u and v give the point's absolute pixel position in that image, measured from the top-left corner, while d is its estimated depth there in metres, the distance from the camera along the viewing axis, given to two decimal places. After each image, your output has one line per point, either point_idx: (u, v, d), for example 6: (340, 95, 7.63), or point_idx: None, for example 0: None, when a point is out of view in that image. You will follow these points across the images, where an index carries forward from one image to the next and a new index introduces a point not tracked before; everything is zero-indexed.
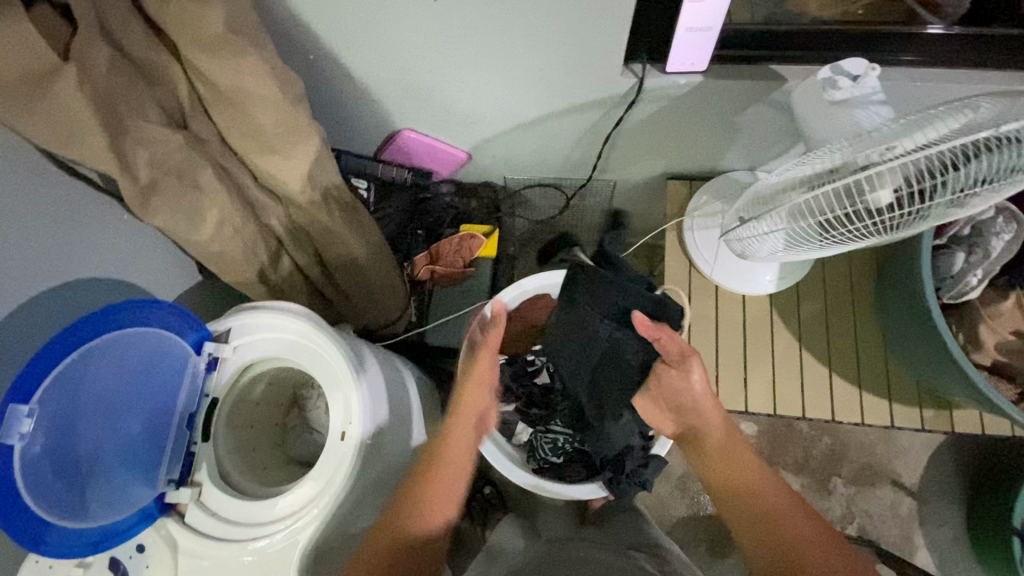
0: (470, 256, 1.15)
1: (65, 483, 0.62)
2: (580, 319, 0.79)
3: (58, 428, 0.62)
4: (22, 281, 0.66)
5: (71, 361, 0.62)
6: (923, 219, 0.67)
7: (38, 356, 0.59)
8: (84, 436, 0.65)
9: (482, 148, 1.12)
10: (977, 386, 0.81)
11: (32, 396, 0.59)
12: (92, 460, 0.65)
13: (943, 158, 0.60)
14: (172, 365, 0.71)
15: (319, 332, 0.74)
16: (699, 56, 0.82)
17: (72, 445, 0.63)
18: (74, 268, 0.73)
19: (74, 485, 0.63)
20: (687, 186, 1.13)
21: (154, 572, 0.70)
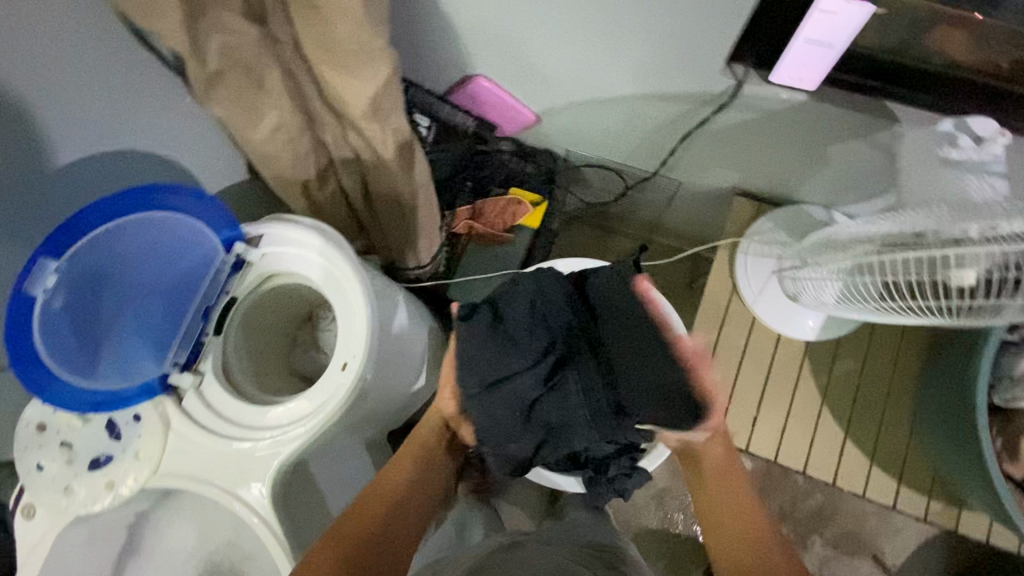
0: (512, 221, 1.14)
1: (79, 342, 0.67)
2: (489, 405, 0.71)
3: (80, 290, 0.67)
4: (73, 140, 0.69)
5: (104, 231, 0.67)
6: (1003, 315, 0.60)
7: (75, 219, 0.65)
8: (106, 305, 0.70)
9: (554, 114, 1.07)
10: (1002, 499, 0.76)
11: (64, 253, 0.64)
12: (110, 327, 0.70)
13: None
14: (200, 258, 0.74)
15: (343, 260, 0.75)
16: (809, 73, 0.74)
17: (94, 310, 0.69)
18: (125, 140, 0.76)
19: (88, 342, 0.68)
20: (753, 207, 1.06)
21: (143, 444, 0.71)
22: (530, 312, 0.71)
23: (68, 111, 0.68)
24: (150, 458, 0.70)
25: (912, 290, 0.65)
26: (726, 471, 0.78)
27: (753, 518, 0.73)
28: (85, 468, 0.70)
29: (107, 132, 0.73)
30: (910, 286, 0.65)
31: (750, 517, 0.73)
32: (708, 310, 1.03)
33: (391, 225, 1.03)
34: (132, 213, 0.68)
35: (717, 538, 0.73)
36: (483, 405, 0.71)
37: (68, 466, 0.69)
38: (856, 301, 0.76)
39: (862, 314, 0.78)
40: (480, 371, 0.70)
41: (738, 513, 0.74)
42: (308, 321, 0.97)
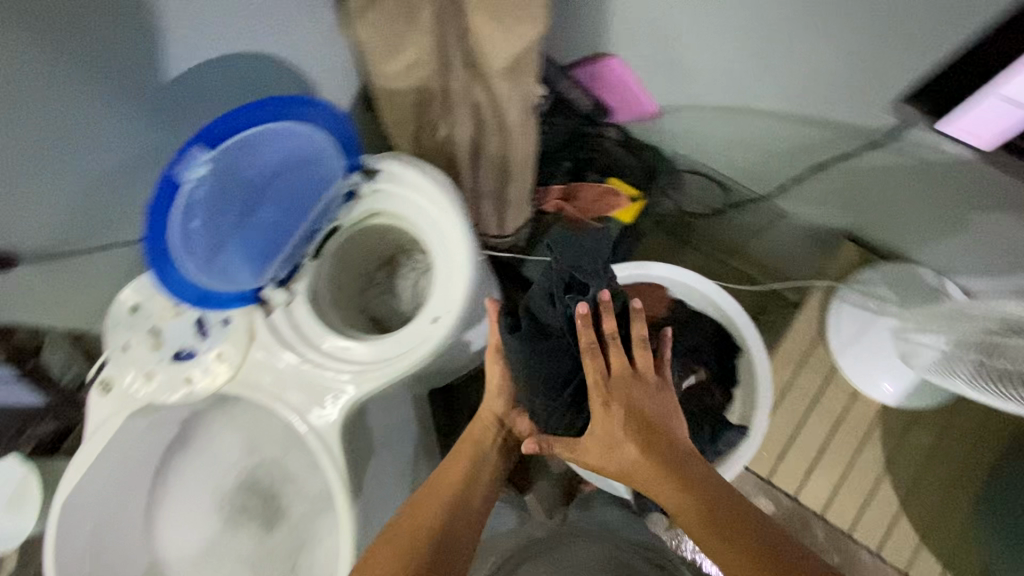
0: (604, 212, 1.09)
1: (202, 237, 0.67)
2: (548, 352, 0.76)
3: (215, 187, 0.67)
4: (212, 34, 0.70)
5: (251, 135, 0.66)
6: None
7: (227, 116, 0.64)
8: (231, 208, 0.69)
9: (679, 111, 1.02)
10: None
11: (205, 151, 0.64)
12: (229, 229, 0.69)
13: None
14: (321, 180, 0.73)
15: (454, 212, 0.73)
16: (986, 131, 0.66)
17: (221, 210, 0.68)
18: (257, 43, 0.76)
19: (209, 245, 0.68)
20: (860, 256, 1.03)
21: (227, 348, 0.71)
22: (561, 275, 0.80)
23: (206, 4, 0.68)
24: (232, 363, 0.71)
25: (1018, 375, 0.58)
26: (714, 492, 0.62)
27: (710, 532, 0.59)
28: (169, 357, 0.70)
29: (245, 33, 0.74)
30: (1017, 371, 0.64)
31: (768, 535, 0.57)
32: (786, 349, 1.00)
33: (488, 189, 1.01)
34: (276, 122, 0.67)
35: (717, 554, 0.59)
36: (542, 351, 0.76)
37: (152, 351, 0.70)
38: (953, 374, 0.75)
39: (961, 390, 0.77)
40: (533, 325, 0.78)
41: (739, 523, 0.59)
42: (389, 265, 0.95)
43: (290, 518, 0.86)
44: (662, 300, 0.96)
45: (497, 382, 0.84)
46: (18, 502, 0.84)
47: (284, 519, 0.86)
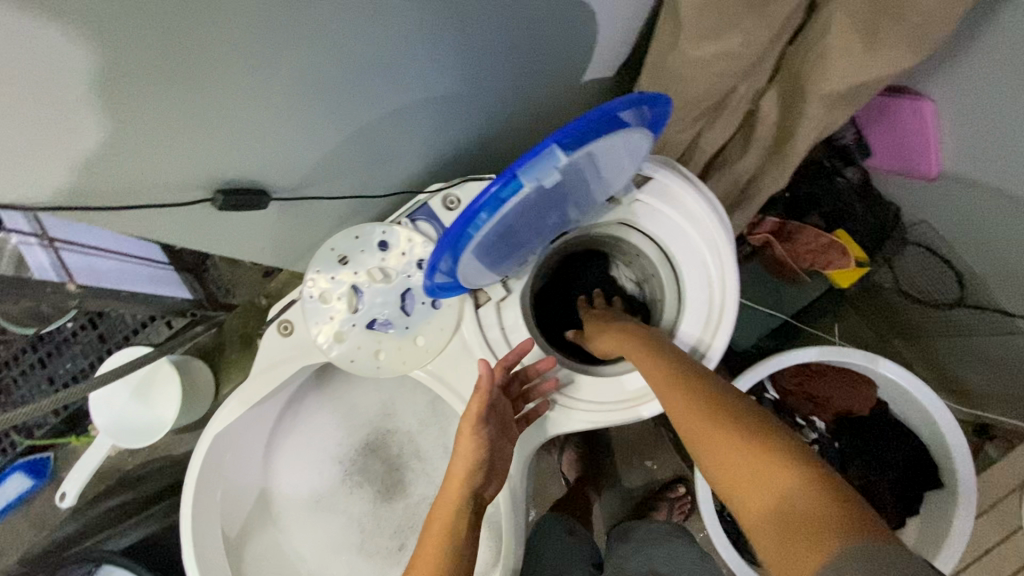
0: (818, 267, 0.94)
1: (491, 240, 0.51)
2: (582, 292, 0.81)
3: (541, 192, 0.48)
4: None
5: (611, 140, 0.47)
6: None
7: (599, 111, 0.44)
8: (534, 211, 0.52)
9: (966, 187, 0.85)
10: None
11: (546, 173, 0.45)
12: (514, 231, 0.53)
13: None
14: (610, 185, 0.58)
15: (724, 263, 0.63)
16: None
17: (526, 212, 0.51)
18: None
19: (491, 256, 0.54)
20: None
21: (428, 332, 0.63)
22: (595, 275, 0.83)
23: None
24: (429, 350, 0.63)
25: None
26: (739, 424, 0.45)
27: (725, 439, 0.45)
28: (363, 323, 0.62)
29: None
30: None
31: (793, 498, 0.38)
32: None
33: None
34: (641, 130, 0.49)
35: (746, 503, 0.41)
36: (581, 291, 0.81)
37: (348, 313, 0.61)
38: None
39: None
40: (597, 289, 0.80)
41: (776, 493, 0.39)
42: (570, 260, 0.84)
43: (409, 495, 0.81)
44: (867, 398, 0.83)
45: (472, 459, 0.55)
46: (146, 389, 0.80)
47: (404, 495, 0.81)
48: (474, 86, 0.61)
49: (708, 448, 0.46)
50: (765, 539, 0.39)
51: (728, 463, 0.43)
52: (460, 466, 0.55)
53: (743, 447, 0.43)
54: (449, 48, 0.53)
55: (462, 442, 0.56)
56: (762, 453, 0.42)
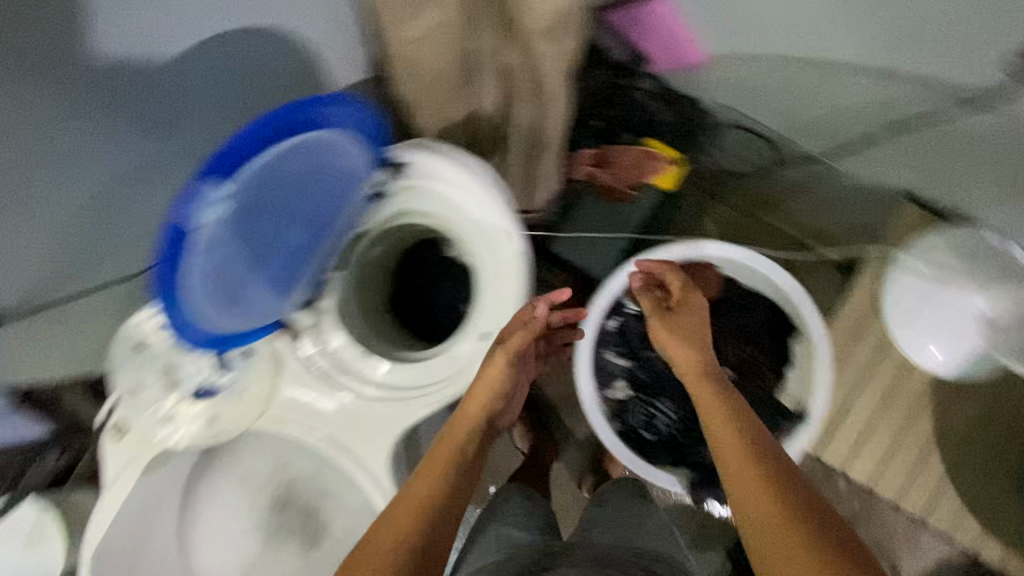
0: (643, 178, 0.99)
1: (225, 276, 0.57)
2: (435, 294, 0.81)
3: (238, 220, 0.56)
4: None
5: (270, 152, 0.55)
6: None
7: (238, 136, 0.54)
8: (256, 236, 0.58)
9: (730, 57, 0.93)
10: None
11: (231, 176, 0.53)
12: (252, 260, 0.59)
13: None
14: (345, 185, 0.63)
15: (499, 211, 0.65)
16: None
17: (246, 240, 0.57)
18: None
19: (241, 286, 0.59)
20: (920, 215, 0.94)
21: (253, 380, 0.63)
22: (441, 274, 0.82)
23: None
24: (262, 395, 0.64)
25: None
26: (767, 466, 0.53)
27: (753, 482, 0.51)
28: (187, 395, 0.62)
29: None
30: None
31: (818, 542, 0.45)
32: (838, 320, 0.95)
33: None
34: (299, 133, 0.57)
35: (761, 536, 0.47)
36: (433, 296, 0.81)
37: (168, 390, 0.62)
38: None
39: None
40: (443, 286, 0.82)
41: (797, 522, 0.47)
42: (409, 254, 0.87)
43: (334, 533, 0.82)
44: (713, 279, 0.89)
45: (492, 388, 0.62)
46: (38, 538, 0.84)
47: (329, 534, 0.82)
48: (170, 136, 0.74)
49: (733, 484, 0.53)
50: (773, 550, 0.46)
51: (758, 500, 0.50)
52: (483, 394, 0.62)
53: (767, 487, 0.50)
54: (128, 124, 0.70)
55: (484, 378, 0.63)
56: (781, 495, 0.49)
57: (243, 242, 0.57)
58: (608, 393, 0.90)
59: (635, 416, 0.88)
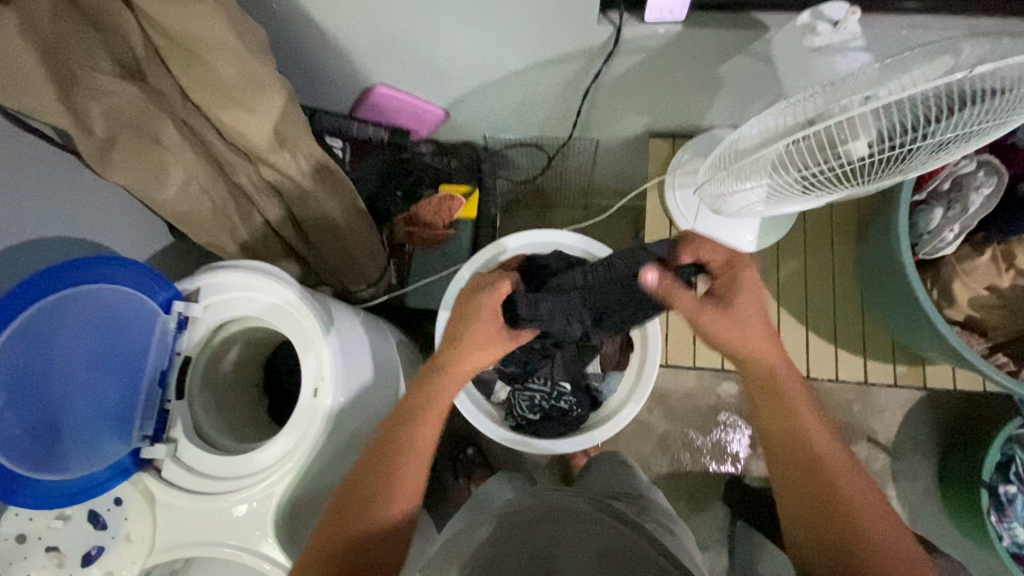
0: (450, 217, 1.14)
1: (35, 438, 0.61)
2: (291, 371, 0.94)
3: (20, 386, 0.60)
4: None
5: (31, 316, 0.60)
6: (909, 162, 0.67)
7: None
8: (54, 397, 0.64)
9: (461, 104, 1.09)
10: (961, 352, 0.80)
11: (8, 325, 0.58)
12: (61, 417, 0.64)
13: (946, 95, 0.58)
14: (139, 328, 0.71)
15: (284, 289, 0.74)
16: (678, 4, 0.78)
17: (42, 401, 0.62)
18: (18, 239, 0.66)
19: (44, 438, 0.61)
20: (670, 144, 1.12)
21: (132, 525, 0.69)
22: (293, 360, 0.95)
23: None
24: (144, 537, 0.69)
25: (825, 172, 0.70)
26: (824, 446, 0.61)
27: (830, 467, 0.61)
28: (77, 565, 0.68)
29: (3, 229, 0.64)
30: (823, 175, 0.70)
31: (863, 505, 0.57)
32: None
33: (333, 254, 1.03)
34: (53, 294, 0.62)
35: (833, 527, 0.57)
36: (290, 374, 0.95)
37: (60, 569, 0.68)
38: (782, 196, 0.78)
39: (790, 206, 0.81)
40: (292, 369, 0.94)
41: (824, 497, 0.58)
42: (271, 363, 0.96)
43: None
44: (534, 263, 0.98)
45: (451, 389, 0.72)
46: None
47: None
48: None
49: (771, 458, 0.64)
50: (802, 524, 0.59)
51: (785, 470, 0.62)
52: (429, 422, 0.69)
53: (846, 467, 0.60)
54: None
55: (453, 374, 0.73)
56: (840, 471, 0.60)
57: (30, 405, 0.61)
58: (494, 398, 1.00)
59: (519, 405, 0.96)
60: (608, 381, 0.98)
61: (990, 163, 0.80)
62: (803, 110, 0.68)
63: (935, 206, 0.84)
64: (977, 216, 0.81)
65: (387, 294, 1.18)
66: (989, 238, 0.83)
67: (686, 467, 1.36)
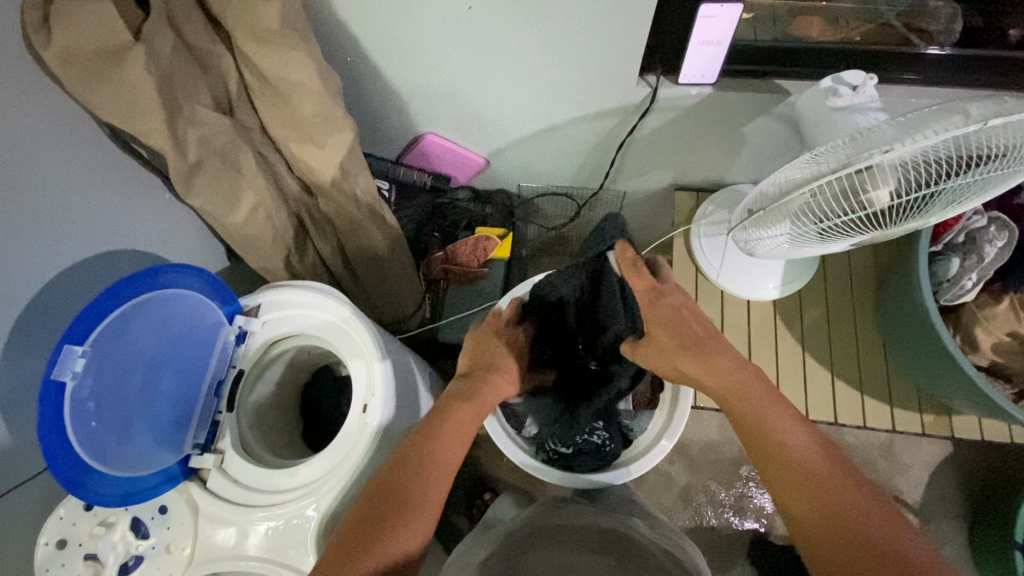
0: (485, 257, 1.18)
1: (106, 431, 0.63)
2: (329, 394, 0.95)
3: (103, 379, 0.62)
4: (53, 256, 0.65)
5: (123, 312, 0.63)
6: (929, 211, 0.73)
7: (89, 308, 0.60)
8: (124, 395, 0.65)
9: (501, 154, 1.18)
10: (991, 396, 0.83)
11: (100, 322, 0.61)
12: (127, 416, 0.66)
13: (952, 150, 0.66)
14: (204, 336, 0.74)
15: (341, 307, 0.78)
16: (709, 69, 0.89)
17: (115, 399, 0.64)
18: (99, 248, 0.71)
19: (108, 438, 0.63)
20: (694, 198, 1.20)
21: (172, 535, 0.69)
22: (332, 383, 0.96)
23: (29, 221, 0.61)
24: (183, 549, 0.68)
25: (853, 221, 0.75)
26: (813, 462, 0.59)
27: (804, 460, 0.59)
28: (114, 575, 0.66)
29: (87, 237, 0.70)
30: (847, 222, 0.75)
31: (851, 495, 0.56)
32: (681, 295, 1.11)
33: (373, 285, 1.08)
34: (145, 293, 0.65)
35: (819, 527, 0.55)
36: (326, 394, 0.95)
37: None
38: (807, 238, 0.83)
39: (816, 249, 0.86)
40: (328, 392, 0.95)
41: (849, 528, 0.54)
42: (308, 387, 0.96)
43: None
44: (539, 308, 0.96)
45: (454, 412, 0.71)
46: None
47: None
48: (70, 312, 0.68)
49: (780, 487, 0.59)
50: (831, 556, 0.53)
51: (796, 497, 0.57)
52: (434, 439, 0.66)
53: (848, 482, 0.58)
54: (47, 341, 0.65)
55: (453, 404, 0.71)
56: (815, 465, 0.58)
57: (104, 403, 0.63)
58: (526, 432, 0.99)
59: (551, 439, 0.96)
60: (640, 419, 0.99)
61: (1000, 219, 0.87)
62: (828, 162, 0.74)
63: (952, 255, 0.89)
64: (993, 265, 0.86)
65: (420, 327, 1.22)
66: (1006, 287, 0.88)
67: (709, 523, 1.31)
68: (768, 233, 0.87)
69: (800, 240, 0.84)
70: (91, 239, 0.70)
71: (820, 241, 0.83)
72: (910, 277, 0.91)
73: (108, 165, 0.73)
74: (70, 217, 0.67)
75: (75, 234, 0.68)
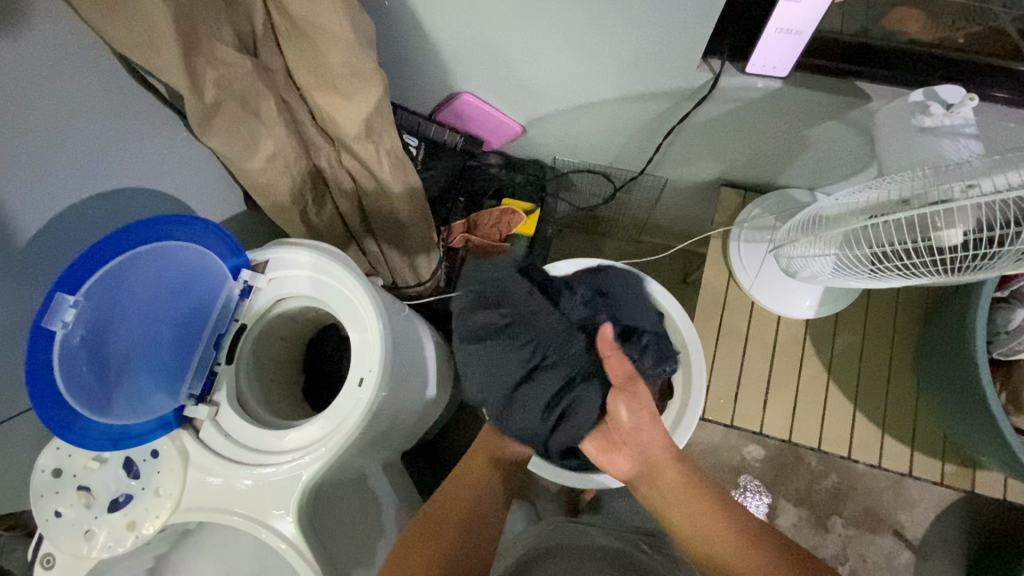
0: (508, 231, 1.12)
1: (96, 377, 0.65)
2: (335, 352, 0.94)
3: (96, 325, 0.64)
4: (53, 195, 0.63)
5: (119, 262, 0.65)
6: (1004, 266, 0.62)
7: (88, 254, 0.62)
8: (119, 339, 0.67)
9: (540, 124, 1.10)
10: None
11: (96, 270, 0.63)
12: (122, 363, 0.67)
13: None
14: (208, 287, 0.73)
15: (346, 275, 0.73)
16: (782, 60, 0.79)
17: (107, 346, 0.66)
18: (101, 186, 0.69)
19: (100, 382, 0.65)
20: (741, 196, 1.10)
21: (163, 479, 0.69)
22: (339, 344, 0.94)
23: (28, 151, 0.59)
24: (171, 492, 0.69)
25: (911, 261, 0.67)
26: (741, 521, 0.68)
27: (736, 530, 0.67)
28: (104, 509, 0.68)
29: (93, 173, 0.67)
30: (905, 260, 0.67)
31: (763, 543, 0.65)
32: (709, 299, 1.05)
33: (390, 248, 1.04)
34: (144, 245, 0.66)
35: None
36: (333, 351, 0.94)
37: (87, 509, 0.68)
38: (854, 271, 0.75)
39: (865, 282, 0.78)
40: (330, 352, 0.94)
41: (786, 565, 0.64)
42: (314, 343, 0.95)
43: None
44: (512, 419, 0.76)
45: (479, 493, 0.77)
46: None
47: None
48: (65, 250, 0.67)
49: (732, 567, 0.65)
50: None
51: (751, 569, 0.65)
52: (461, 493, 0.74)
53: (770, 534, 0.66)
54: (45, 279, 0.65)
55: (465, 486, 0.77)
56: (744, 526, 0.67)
57: (98, 350, 0.65)
58: None
59: None
60: None
61: None
62: (899, 192, 0.66)
63: (1017, 306, 0.81)
64: None
65: (433, 294, 1.18)
66: None
67: None
68: (815, 253, 0.79)
69: (849, 271, 0.77)
70: (97, 176, 0.68)
71: (871, 274, 0.74)
72: (966, 321, 0.83)
73: (121, 98, 0.69)
74: (75, 150, 0.64)
75: (77, 171, 0.65)
